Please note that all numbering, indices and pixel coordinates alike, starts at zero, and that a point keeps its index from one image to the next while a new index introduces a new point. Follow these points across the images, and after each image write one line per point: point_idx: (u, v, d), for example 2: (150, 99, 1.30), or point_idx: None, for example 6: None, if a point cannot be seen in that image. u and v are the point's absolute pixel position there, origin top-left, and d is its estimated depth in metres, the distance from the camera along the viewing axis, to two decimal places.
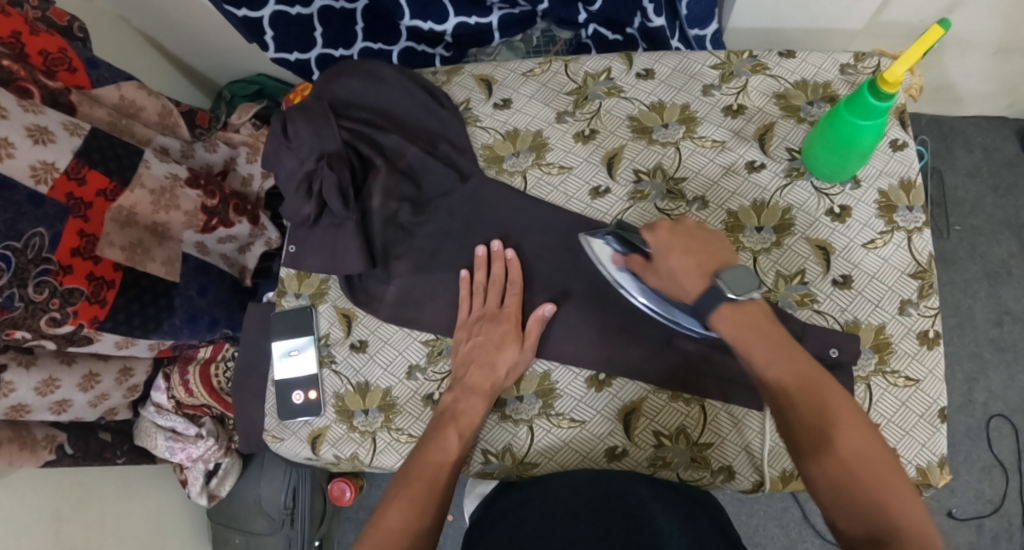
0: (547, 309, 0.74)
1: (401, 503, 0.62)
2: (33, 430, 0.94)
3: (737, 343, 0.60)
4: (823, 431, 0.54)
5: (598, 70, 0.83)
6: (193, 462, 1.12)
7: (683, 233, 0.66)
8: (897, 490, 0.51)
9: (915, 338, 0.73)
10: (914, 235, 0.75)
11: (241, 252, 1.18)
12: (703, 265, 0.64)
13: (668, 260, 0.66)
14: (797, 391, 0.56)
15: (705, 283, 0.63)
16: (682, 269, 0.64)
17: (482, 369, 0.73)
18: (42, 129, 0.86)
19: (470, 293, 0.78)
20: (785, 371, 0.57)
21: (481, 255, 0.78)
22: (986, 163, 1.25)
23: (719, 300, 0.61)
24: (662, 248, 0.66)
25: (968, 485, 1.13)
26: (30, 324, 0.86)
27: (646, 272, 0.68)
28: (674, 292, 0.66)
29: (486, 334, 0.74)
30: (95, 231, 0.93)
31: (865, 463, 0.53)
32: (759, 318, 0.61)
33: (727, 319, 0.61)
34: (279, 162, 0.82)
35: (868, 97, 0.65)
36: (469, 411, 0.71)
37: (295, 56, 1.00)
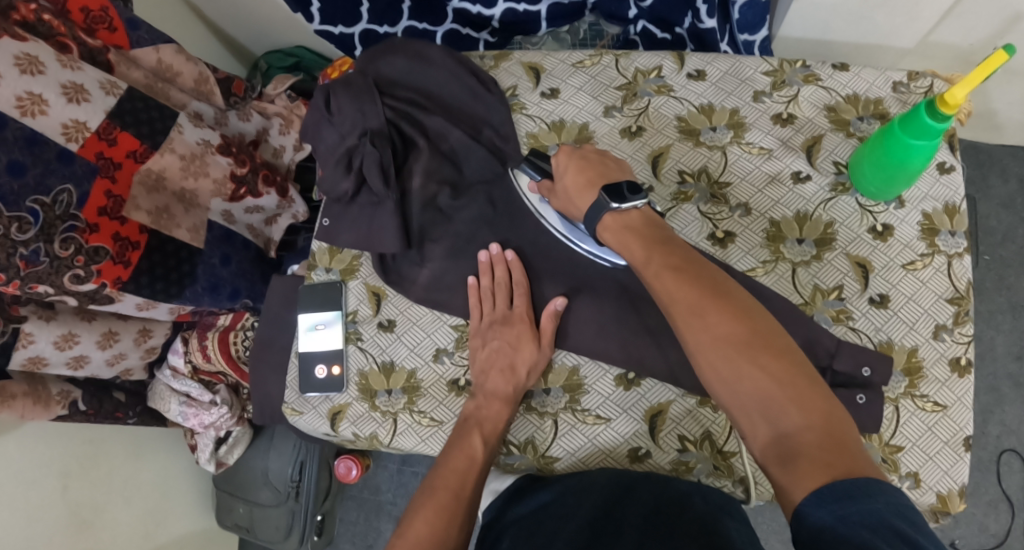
0: (558, 303, 0.74)
1: (428, 514, 0.62)
2: (48, 386, 0.94)
3: (620, 250, 0.63)
4: (694, 318, 0.54)
5: (649, 67, 0.82)
6: (205, 429, 1.13)
7: (577, 155, 0.70)
8: (785, 372, 0.50)
9: (946, 363, 0.73)
10: (955, 260, 0.74)
11: (267, 224, 1.18)
12: (593, 181, 0.67)
13: (564, 180, 0.70)
14: (669, 282, 0.56)
15: (592, 196, 0.67)
16: (575, 187, 0.69)
17: (503, 373, 0.73)
18: (78, 87, 0.86)
19: (478, 300, 0.77)
20: (659, 264, 0.58)
21: (483, 260, 0.77)
22: (1022, 195, 1.22)
23: (602, 211, 0.65)
24: (559, 169, 0.71)
25: (973, 517, 1.13)
26: (54, 280, 0.85)
27: (551, 195, 0.74)
28: (571, 212, 0.71)
29: (500, 337, 0.74)
30: (123, 192, 0.93)
31: (741, 346, 0.51)
32: (641, 224, 0.63)
33: (611, 228, 0.64)
34: (319, 135, 0.82)
35: (924, 118, 0.65)
36: (492, 416, 0.71)
37: (339, 30, 1.00)
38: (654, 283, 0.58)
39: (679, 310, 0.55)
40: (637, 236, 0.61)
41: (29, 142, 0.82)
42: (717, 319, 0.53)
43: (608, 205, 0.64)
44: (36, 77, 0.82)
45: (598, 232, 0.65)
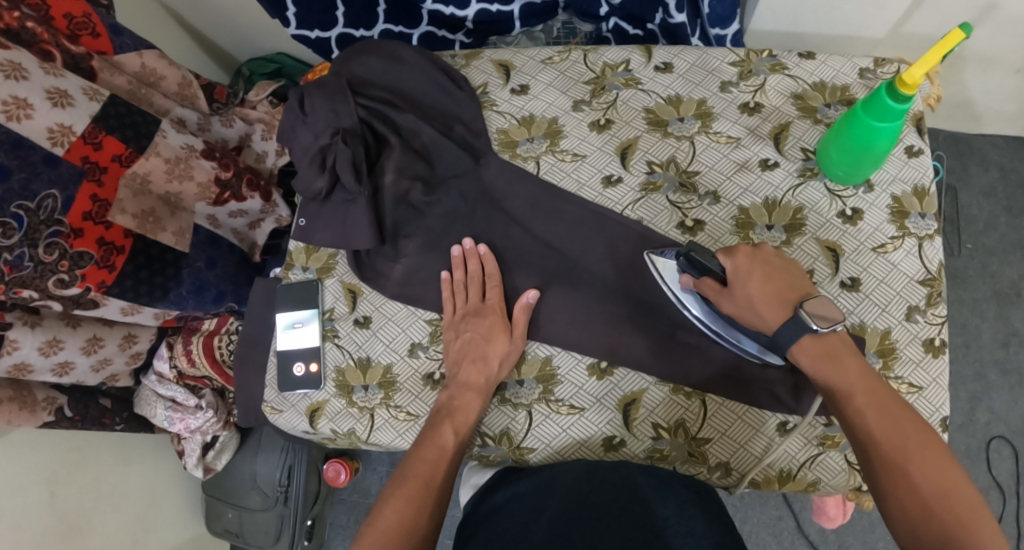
0: (531, 295, 0.75)
1: (398, 502, 0.63)
2: (34, 391, 0.95)
3: (816, 376, 0.59)
4: (902, 458, 0.53)
5: (616, 61, 0.83)
6: (191, 434, 1.12)
7: (759, 259, 0.63)
8: (988, 531, 0.48)
9: (920, 344, 0.73)
10: (925, 242, 0.75)
11: (251, 228, 1.19)
12: (779, 294, 0.61)
13: (747, 288, 0.62)
14: (875, 413, 0.55)
15: (786, 313, 0.60)
16: (762, 298, 0.61)
17: (476, 364, 0.73)
18: (62, 92, 0.89)
19: (451, 293, 0.78)
20: (867, 393, 0.56)
21: (456, 256, 0.78)
22: (1002, 184, 1.20)
23: (801, 332, 0.59)
24: (741, 274, 0.62)
25: None
26: (38, 284, 0.89)
27: (721, 298, 0.65)
28: (749, 320, 0.63)
29: (473, 328, 0.75)
30: (108, 196, 0.95)
31: (950, 504, 0.50)
32: (842, 351, 0.58)
33: (808, 350, 0.59)
34: (294, 136, 0.83)
35: (886, 99, 0.65)
36: (464, 407, 0.72)
37: (316, 34, 1.01)
38: (853, 411, 0.56)
39: (886, 448, 0.54)
40: (844, 360, 0.58)
41: (15, 146, 0.85)
42: (924, 467, 0.52)
43: (812, 326, 0.58)
44: (19, 83, 0.85)
45: (788, 346, 0.59)
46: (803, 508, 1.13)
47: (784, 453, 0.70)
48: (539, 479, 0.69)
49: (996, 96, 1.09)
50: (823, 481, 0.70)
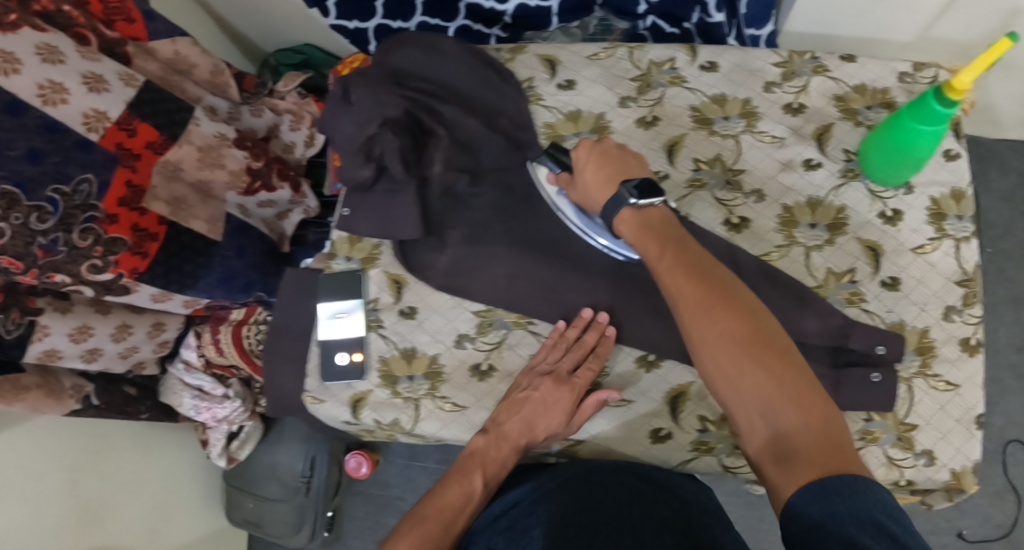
0: (587, 313, 0.74)
1: (409, 540, 0.58)
2: (61, 379, 0.94)
3: (636, 246, 0.62)
4: (712, 317, 0.53)
5: (662, 59, 0.83)
6: (217, 423, 1.12)
7: (598, 150, 0.66)
8: (796, 378, 0.51)
9: (956, 344, 0.75)
10: (962, 244, 0.77)
11: (279, 219, 1.21)
12: (609, 176, 0.65)
13: (584, 175, 0.67)
14: (683, 278, 0.56)
15: (610, 192, 0.64)
16: (594, 181, 0.66)
17: (523, 424, 0.70)
18: (98, 77, 0.91)
19: (552, 342, 0.75)
20: (676, 261, 0.57)
21: (585, 317, 0.74)
22: (1021, 188, 1.23)
23: (620, 206, 0.62)
24: (579, 165, 0.67)
25: (979, 508, 1.14)
26: (70, 269, 0.88)
27: (570, 188, 0.71)
28: (590, 206, 0.68)
29: (545, 392, 0.70)
30: (142, 182, 0.97)
31: (748, 348, 0.51)
32: (658, 221, 0.61)
33: (628, 222, 0.62)
34: (336, 125, 0.82)
35: (933, 103, 0.67)
36: (499, 459, 0.68)
37: (354, 24, 1.02)
38: (662, 278, 0.57)
39: (705, 309, 0.54)
40: (654, 226, 0.61)
41: (49, 129, 0.85)
42: (732, 321, 0.53)
43: (630, 200, 0.61)
44: (56, 66, 0.86)
45: (617, 222, 0.63)
46: None
47: None
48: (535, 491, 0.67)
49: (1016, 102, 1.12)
50: None
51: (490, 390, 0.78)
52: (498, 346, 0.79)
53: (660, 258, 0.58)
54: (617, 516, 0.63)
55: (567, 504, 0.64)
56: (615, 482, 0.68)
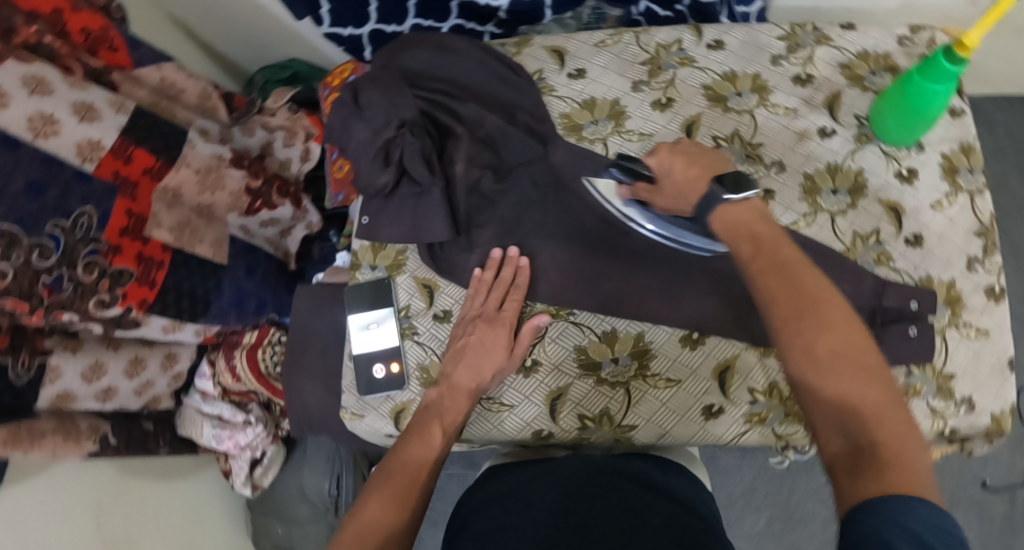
0: (513, 252, 0.78)
1: (381, 497, 0.62)
2: (77, 421, 0.90)
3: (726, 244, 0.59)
4: (812, 321, 0.51)
5: (669, 41, 0.85)
6: (240, 451, 1.11)
7: (678, 149, 0.65)
8: (886, 400, 0.48)
9: (983, 292, 0.77)
10: (976, 196, 0.79)
11: (283, 237, 1.19)
12: (695, 173, 0.63)
13: (672, 173, 0.65)
14: (780, 279, 0.53)
15: (703, 188, 0.62)
16: (684, 180, 0.64)
17: (470, 370, 0.74)
18: (88, 106, 0.86)
19: (475, 290, 0.79)
20: (776, 262, 0.54)
21: (495, 257, 0.78)
22: (1009, 143, 1.28)
23: (714, 202, 0.60)
24: (663, 166, 0.66)
25: (1002, 458, 1.19)
26: (78, 306, 0.86)
27: (653, 196, 0.70)
28: (681, 208, 0.66)
29: (481, 333, 0.75)
30: (142, 210, 0.94)
31: (837, 358, 0.50)
32: (754, 221, 0.58)
33: (721, 220, 0.59)
34: (349, 132, 0.81)
35: (943, 63, 0.69)
36: (452, 407, 0.72)
37: (348, 31, 1.01)
38: (758, 274, 0.55)
39: (803, 314, 0.51)
40: (751, 224, 0.58)
41: (45, 162, 0.82)
42: (830, 332, 0.51)
43: (722, 195, 0.59)
44: (44, 98, 0.81)
45: (709, 219, 0.60)
46: None
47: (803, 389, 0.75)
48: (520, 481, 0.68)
49: (1001, 59, 1.16)
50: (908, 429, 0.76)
51: (537, 385, 0.76)
52: (540, 341, 0.77)
53: (756, 256, 0.55)
54: (607, 495, 0.63)
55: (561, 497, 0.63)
56: (598, 470, 0.68)
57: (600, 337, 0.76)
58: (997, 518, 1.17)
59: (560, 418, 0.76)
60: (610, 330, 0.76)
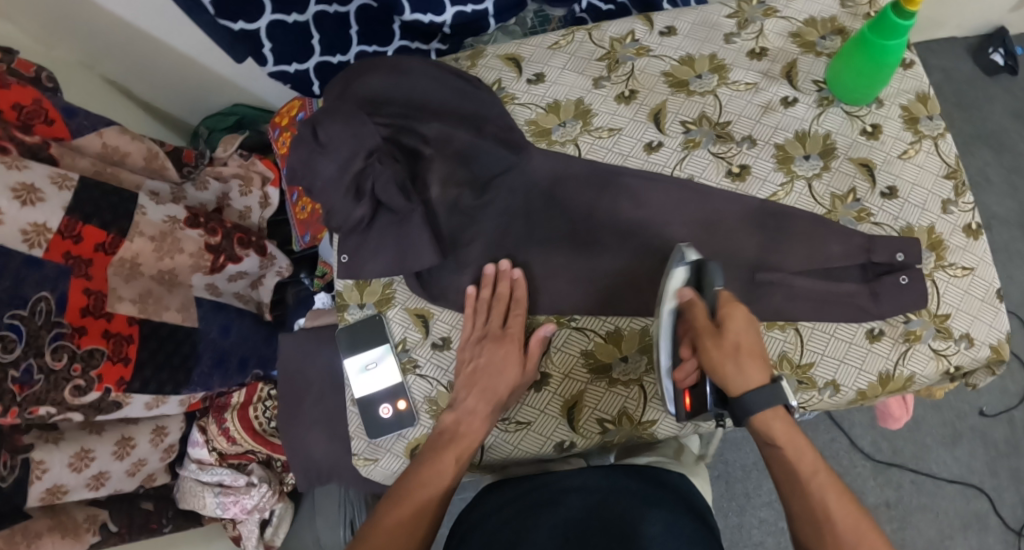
0: (505, 266, 0.76)
1: (398, 512, 0.64)
2: (72, 513, 0.88)
3: (773, 441, 0.61)
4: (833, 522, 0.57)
5: (622, 34, 0.85)
6: (248, 514, 1.07)
7: (750, 333, 0.64)
8: None
9: (961, 232, 0.79)
10: (940, 140, 0.81)
11: (254, 288, 1.14)
12: (761, 357, 0.63)
13: (739, 340, 0.64)
14: (808, 492, 0.59)
15: (762, 378, 0.62)
16: (747, 355, 0.63)
17: (484, 391, 0.72)
18: (28, 187, 0.81)
19: (473, 311, 0.77)
20: (807, 472, 0.60)
21: (489, 273, 0.77)
22: (947, 83, 1.35)
23: (776, 399, 0.61)
24: (733, 325, 0.64)
25: (994, 384, 1.24)
26: (54, 397, 0.82)
27: (703, 337, 0.65)
28: (720, 370, 0.63)
29: (488, 355, 0.74)
30: (101, 287, 0.89)
31: None
32: (792, 430, 0.61)
33: (777, 416, 0.61)
34: (314, 171, 0.76)
35: (892, 18, 0.70)
36: (471, 431, 0.71)
37: (293, 67, 0.97)
38: (801, 491, 0.60)
39: (828, 522, 0.57)
40: (789, 430, 0.61)
41: None
42: (864, 546, 0.56)
43: (786, 401, 0.61)
44: None
45: (758, 410, 0.61)
46: (852, 425, 1.23)
47: (813, 351, 0.76)
48: (534, 493, 0.68)
49: (932, 5, 1.21)
50: (919, 374, 0.76)
51: (550, 397, 0.76)
52: (546, 351, 0.77)
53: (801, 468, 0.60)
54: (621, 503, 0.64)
55: (576, 515, 0.63)
56: (609, 490, 0.67)
57: (606, 337, 0.76)
58: (999, 442, 1.22)
59: (580, 425, 0.75)
60: (614, 329, 0.76)
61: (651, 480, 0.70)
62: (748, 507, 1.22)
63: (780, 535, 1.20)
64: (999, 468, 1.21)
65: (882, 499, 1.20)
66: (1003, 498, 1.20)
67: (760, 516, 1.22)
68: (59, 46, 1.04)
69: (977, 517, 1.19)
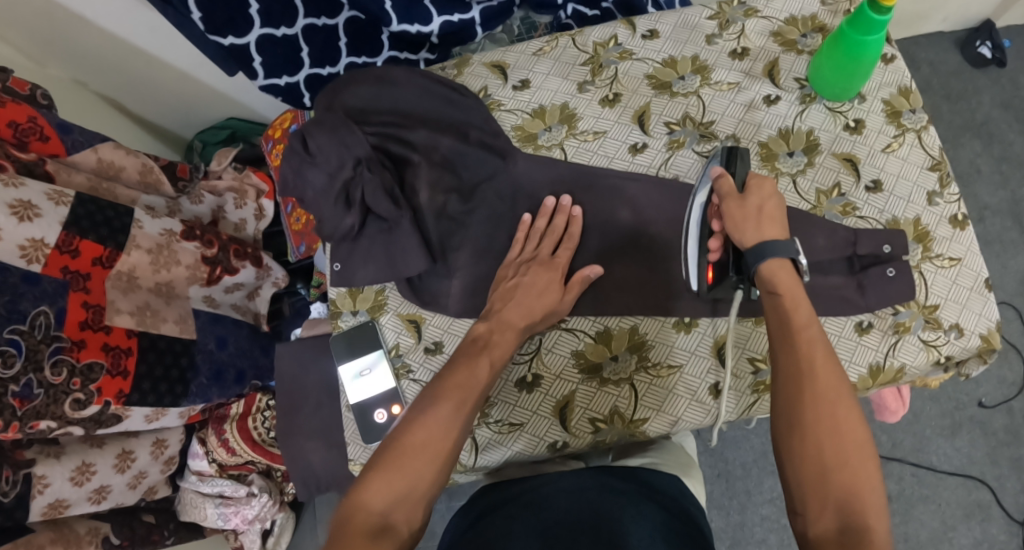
0: (565, 201, 0.78)
1: (384, 479, 0.60)
2: (74, 526, 0.89)
3: (773, 287, 0.61)
4: (832, 419, 0.53)
5: (605, 38, 0.86)
6: (249, 524, 1.08)
7: (772, 200, 0.67)
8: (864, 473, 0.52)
9: (947, 223, 0.80)
10: (922, 133, 0.82)
11: (250, 299, 1.15)
12: (781, 221, 0.65)
13: (761, 205, 0.66)
14: (806, 371, 0.55)
15: (780, 234, 0.64)
16: (766, 216, 0.65)
17: (521, 307, 0.73)
18: (27, 203, 0.83)
19: (525, 237, 0.78)
20: (815, 366, 0.56)
21: (548, 205, 0.78)
22: (933, 77, 1.36)
23: (784, 252, 0.62)
24: (756, 189, 0.67)
25: (992, 374, 1.24)
26: (54, 411, 0.83)
27: (727, 198, 0.68)
28: (738, 225, 0.66)
29: (533, 276, 0.75)
30: (99, 300, 0.90)
31: (837, 422, 0.53)
32: (791, 286, 0.61)
33: (778, 269, 0.62)
34: (304, 180, 0.78)
35: (869, 13, 0.71)
36: (502, 344, 0.71)
37: (284, 80, 0.98)
38: (787, 332, 0.58)
39: (823, 423, 0.53)
40: (791, 285, 0.61)
41: None
42: (831, 397, 0.54)
43: (796, 255, 0.62)
44: None
45: (764, 261, 0.62)
46: None
47: None
48: (535, 493, 0.70)
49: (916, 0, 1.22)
50: (908, 366, 0.77)
51: (542, 399, 0.76)
52: (537, 353, 0.77)
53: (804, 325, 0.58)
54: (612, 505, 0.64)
55: (568, 515, 0.63)
56: (601, 491, 0.67)
57: (595, 338, 0.77)
58: (1000, 431, 1.22)
59: (572, 425, 0.75)
60: (603, 329, 0.77)
61: (642, 483, 0.71)
62: (749, 505, 1.22)
63: (782, 533, 1.20)
64: (1000, 458, 1.21)
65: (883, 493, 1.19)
66: (1006, 487, 1.19)
67: (761, 514, 1.21)
68: (53, 64, 1.06)
69: (980, 508, 1.19)
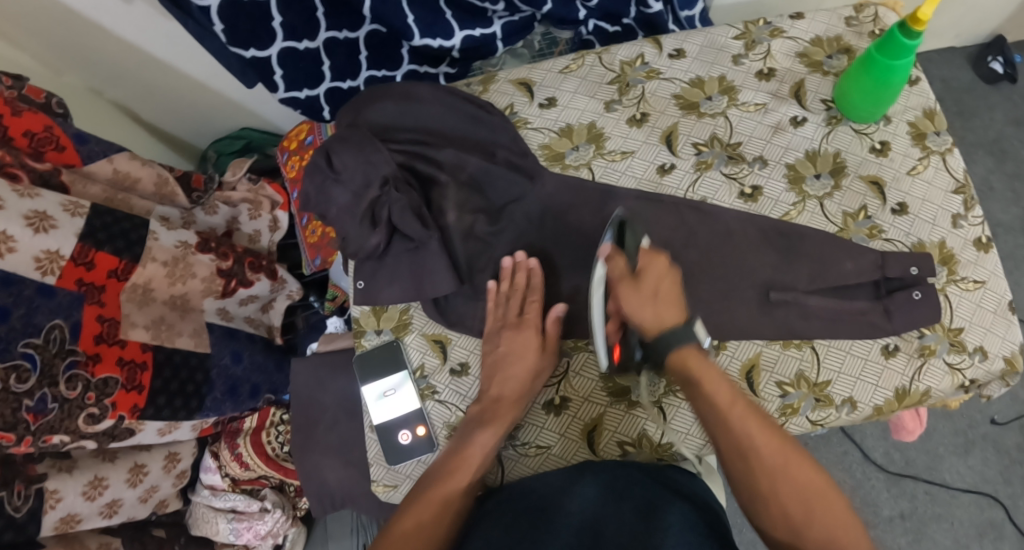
0: (519, 256, 0.78)
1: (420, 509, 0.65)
2: (85, 542, 0.87)
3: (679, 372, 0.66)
4: (760, 455, 0.61)
5: (632, 57, 0.86)
6: (262, 540, 1.06)
7: (666, 277, 0.69)
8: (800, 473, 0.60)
9: (972, 246, 0.79)
10: (947, 156, 0.82)
11: (264, 312, 1.14)
12: (679, 302, 0.69)
13: (655, 286, 0.69)
14: (721, 413, 0.63)
15: (680, 317, 0.68)
16: (664, 297, 0.68)
17: (508, 380, 0.74)
18: (42, 214, 0.81)
19: (495, 304, 0.79)
20: (723, 402, 0.63)
21: (505, 267, 0.78)
22: (947, 93, 1.37)
23: (688, 339, 0.66)
24: (651, 271, 0.69)
25: (1006, 390, 1.25)
26: (68, 426, 0.82)
27: (626, 282, 0.69)
28: (644, 316, 0.68)
29: (508, 343, 0.76)
30: (114, 313, 0.89)
31: (764, 451, 0.61)
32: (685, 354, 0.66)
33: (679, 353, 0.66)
34: (327, 198, 0.77)
35: (900, 38, 0.71)
36: (500, 415, 0.72)
37: (305, 93, 0.97)
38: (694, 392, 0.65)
39: (748, 451, 0.61)
40: (694, 362, 0.66)
41: (3, 282, 0.77)
42: (752, 435, 0.62)
43: (698, 339, 0.66)
44: None
45: (672, 354, 0.66)
46: (863, 437, 1.23)
47: (830, 370, 0.76)
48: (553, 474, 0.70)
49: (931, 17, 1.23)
50: (934, 389, 0.76)
51: (570, 421, 0.76)
52: (565, 377, 0.78)
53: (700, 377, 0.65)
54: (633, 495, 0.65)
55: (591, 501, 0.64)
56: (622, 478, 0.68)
57: None
58: (1012, 448, 1.23)
59: (601, 447, 0.75)
60: None
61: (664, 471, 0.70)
62: None
63: None
64: (1013, 476, 1.21)
65: (897, 511, 1.20)
66: (1018, 506, 1.20)
67: None
68: (68, 72, 1.04)
69: (992, 525, 1.19)
